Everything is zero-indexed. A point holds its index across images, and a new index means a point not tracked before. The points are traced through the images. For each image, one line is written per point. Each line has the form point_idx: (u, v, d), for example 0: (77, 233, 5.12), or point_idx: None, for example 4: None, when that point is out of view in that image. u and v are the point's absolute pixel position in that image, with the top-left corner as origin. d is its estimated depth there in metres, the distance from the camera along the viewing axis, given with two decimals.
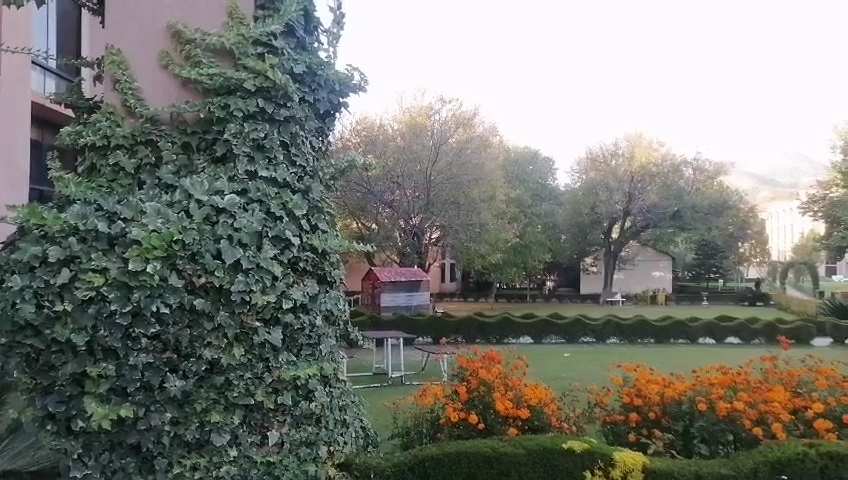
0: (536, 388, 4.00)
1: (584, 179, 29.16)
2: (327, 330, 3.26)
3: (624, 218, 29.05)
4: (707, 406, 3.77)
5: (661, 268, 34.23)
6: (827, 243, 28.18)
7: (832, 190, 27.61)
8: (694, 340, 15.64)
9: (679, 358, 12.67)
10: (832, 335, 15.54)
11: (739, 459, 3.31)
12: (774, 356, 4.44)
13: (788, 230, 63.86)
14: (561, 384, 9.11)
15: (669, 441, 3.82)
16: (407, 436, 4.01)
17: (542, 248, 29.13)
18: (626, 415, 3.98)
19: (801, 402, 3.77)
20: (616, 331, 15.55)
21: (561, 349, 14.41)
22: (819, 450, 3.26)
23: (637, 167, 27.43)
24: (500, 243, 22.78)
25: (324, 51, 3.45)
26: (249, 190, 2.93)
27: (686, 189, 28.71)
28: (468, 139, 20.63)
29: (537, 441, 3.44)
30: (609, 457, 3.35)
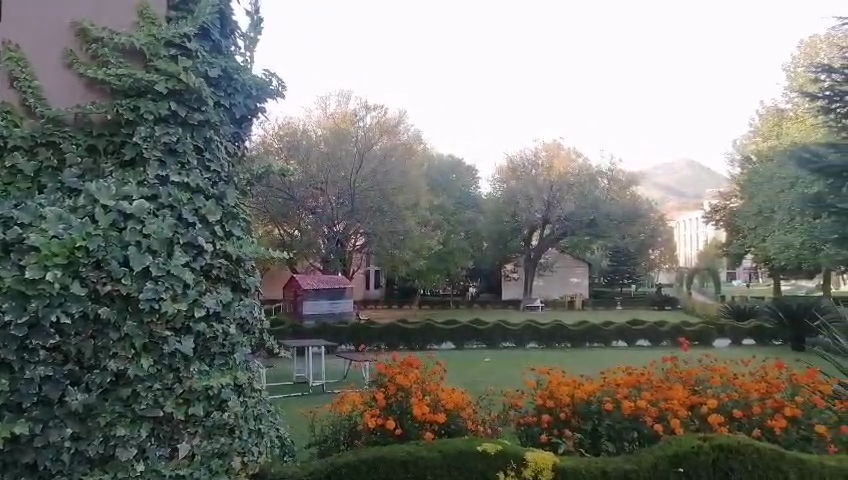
0: (453, 392, 4.09)
1: (505, 187, 29.87)
2: (241, 338, 3.19)
3: (543, 225, 29.97)
4: (614, 407, 3.97)
5: (577, 274, 35.50)
6: (727, 250, 30.12)
7: (732, 200, 29.57)
8: (607, 343, 16.31)
9: (591, 361, 13.14)
10: (731, 336, 16.61)
11: (641, 455, 3.50)
12: (674, 357, 4.71)
13: (693, 238, 67.91)
14: (479, 388, 9.30)
15: (578, 441, 3.99)
16: (325, 444, 3.98)
17: (464, 254, 29.60)
18: (538, 417, 4.12)
19: (697, 398, 4.01)
20: (535, 335, 16.01)
21: (482, 353, 14.67)
22: (713, 443, 3.47)
23: (555, 176, 28.57)
24: (424, 250, 22.98)
25: (240, 55, 3.41)
26: (160, 195, 2.84)
27: (601, 198, 29.94)
28: (393, 146, 20.68)
29: (452, 444, 3.51)
30: (521, 457, 3.45)
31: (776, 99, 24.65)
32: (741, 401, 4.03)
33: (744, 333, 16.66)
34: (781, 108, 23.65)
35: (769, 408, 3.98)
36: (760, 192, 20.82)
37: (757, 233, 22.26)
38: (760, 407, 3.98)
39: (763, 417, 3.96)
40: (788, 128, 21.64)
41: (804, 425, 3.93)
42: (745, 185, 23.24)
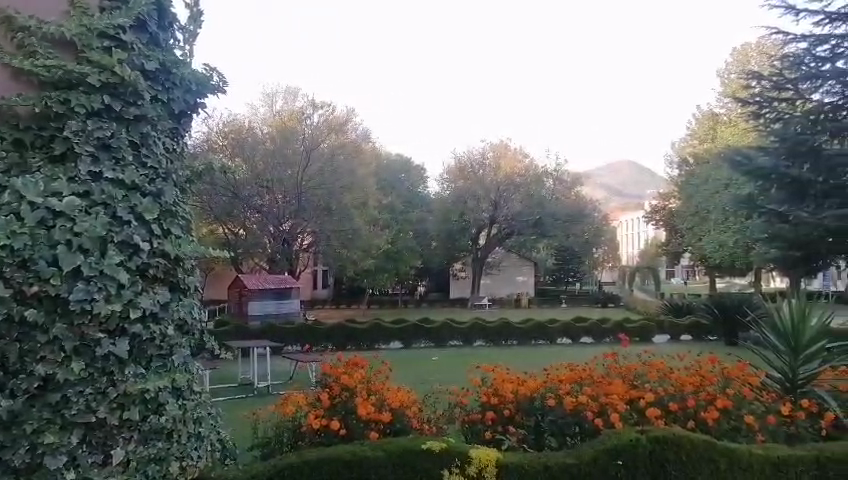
0: (398, 391, 4.10)
1: (453, 187, 30.08)
2: (180, 339, 3.09)
3: (491, 224, 30.31)
4: (556, 403, 4.05)
5: (524, 273, 36.05)
6: (667, 249, 31.15)
7: (671, 201, 30.59)
8: (552, 340, 16.60)
9: (536, 358, 13.35)
10: (670, 332, 17.17)
11: (582, 450, 3.58)
12: (613, 353, 4.85)
13: (635, 237, 70.26)
14: (426, 386, 9.34)
15: (522, 437, 4.05)
16: (268, 446, 3.89)
17: (413, 254, 29.64)
18: (482, 414, 4.17)
19: (636, 393, 4.13)
20: (482, 333, 16.16)
21: (430, 352, 14.71)
22: (649, 436, 3.57)
23: (503, 176, 29.13)
24: (372, 249, 22.90)
25: (179, 49, 3.31)
26: (93, 192, 2.74)
27: (548, 198, 30.49)
28: (340, 145, 20.48)
29: (397, 443, 3.51)
30: (465, 455, 3.48)
31: (711, 104, 25.64)
32: (676, 395, 4.18)
33: (682, 330, 17.25)
34: (716, 112, 24.64)
35: (703, 400, 4.13)
36: (697, 193, 21.61)
37: (695, 233, 23.07)
38: (695, 400, 4.13)
39: (697, 409, 4.10)
40: (722, 132, 22.54)
41: (735, 416, 4.09)
42: (684, 186, 24.06)
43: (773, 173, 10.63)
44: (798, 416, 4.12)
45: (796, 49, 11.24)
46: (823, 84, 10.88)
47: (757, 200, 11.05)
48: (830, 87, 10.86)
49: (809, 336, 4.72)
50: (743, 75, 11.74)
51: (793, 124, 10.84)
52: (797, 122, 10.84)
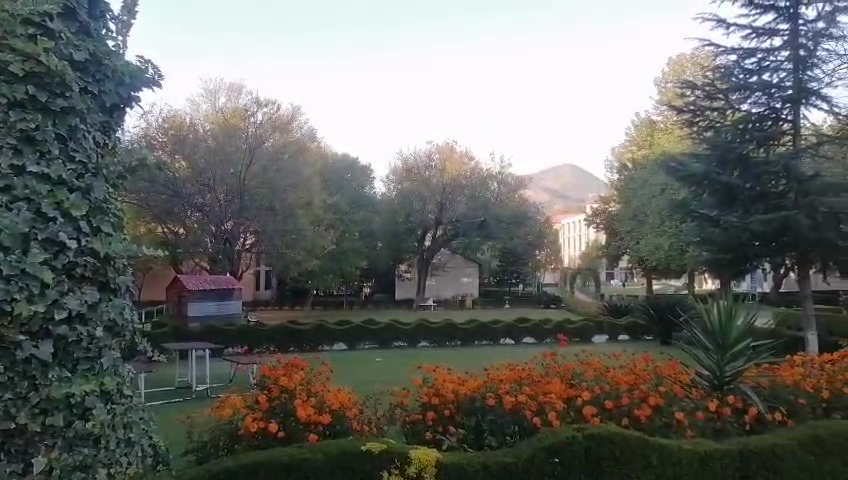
0: (338, 393, 4.07)
1: (399, 188, 30.09)
2: (109, 341, 2.97)
3: (436, 226, 30.47)
4: (496, 402, 4.10)
5: (469, 274, 36.38)
6: (606, 251, 32.05)
7: (610, 205, 31.49)
8: (495, 340, 16.80)
9: (479, 358, 13.50)
10: (609, 332, 17.64)
11: (520, 448, 3.63)
12: (552, 353, 4.96)
13: (576, 239, 72.15)
14: (368, 387, 9.31)
15: (462, 437, 4.08)
16: (203, 451, 3.79)
17: (359, 255, 29.44)
18: (423, 414, 4.18)
19: (573, 391, 4.23)
20: (426, 334, 16.20)
21: (375, 353, 14.66)
22: (585, 433, 3.65)
23: (449, 178, 29.31)
24: (317, 250, 22.66)
25: (112, 39, 3.18)
26: (15, 187, 2.60)
27: (492, 200, 30.91)
28: (285, 144, 20.19)
29: (336, 445, 3.48)
30: (405, 456, 3.48)
31: (648, 111, 26.59)
32: (611, 392, 4.30)
33: (620, 330, 17.76)
34: (654, 120, 25.54)
35: (637, 398, 4.26)
36: (635, 197, 22.32)
37: (632, 236, 23.81)
38: (629, 398, 4.25)
39: (631, 406, 4.23)
40: (659, 139, 23.36)
41: (667, 413, 4.23)
42: (623, 190, 24.80)
43: (705, 180, 11.17)
44: (725, 412, 4.30)
45: (726, 61, 11.64)
46: (752, 95, 11.38)
47: (690, 204, 11.54)
48: (757, 97, 11.34)
49: (734, 335, 4.94)
50: (677, 83, 12.09)
51: (723, 132, 11.35)
52: (727, 131, 11.35)
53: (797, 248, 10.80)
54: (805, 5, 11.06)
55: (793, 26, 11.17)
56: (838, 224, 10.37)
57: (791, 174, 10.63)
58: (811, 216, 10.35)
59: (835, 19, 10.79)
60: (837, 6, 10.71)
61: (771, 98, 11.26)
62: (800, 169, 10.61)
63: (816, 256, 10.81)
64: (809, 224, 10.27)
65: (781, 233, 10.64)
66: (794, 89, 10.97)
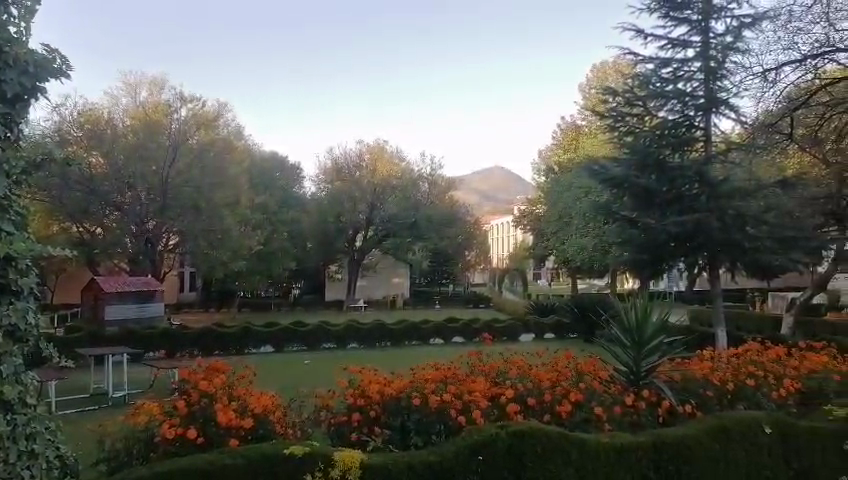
0: (261, 396, 3.99)
1: (329, 188, 29.83)
2: (11, 347, 2.79)
3: (367, 226, 30.36)
4: (421, 402, 4.12)
5: (399, 275, 36.39)
6: (533, 252, 32.88)
7: (536, 207, 32.34)
8: (425, 340, 16.88)
9: (407, 358, 13.57)
10: (535, 331, 18.07)
11: (444, 448, 3.66)
12: (477, 353, 5.05)
13: (504, 240, 73.75)
14: (292, 389, 9.20)
15: (386, 437, 4.07)
16: (116, 460, 3.66)
17: (287, 256, 28.84)
18: (349, 416, 4.15)
19: (497, 389, 4.30)
20: (355, 335, 16.09)
21: (303, 355, 14.41)
22: (508, 430, 3.72)
23: (379, 178, 29.37)
24: (244, 250, 22.21)
25: (14, 25, 2.99)
26: None
27: (423, 201, 31.13)
28: (211, 141, 19.62)
29: (258, 450, 3.40)
30: (329, 458, 3.44)
31: (573, 117, 27.47)
32: (534, 390, 4.41)
33: (546, 328, 18.20)
34: (578, 125, 26.45)
35: (558, 395, 4.38)
36: (560, 200, 23.01)
37: (558, 237, 24.48)
38: (550, 395, 4.37)
39: (553, 403, 4.34)
40: (583, 143, 24.22)
41: (587, 409, 4.35)
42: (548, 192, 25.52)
43: (625, 182, 11.76)
44: (640, 406, 4.47)
45: (644, 70, 12.16)
46: (668, 103, 11.85)
47: (612, 208, 12.31)
48: (673, 105, 11.82)
49: (650, 330, 5.15)
50: (600, 90, 12.63)
51: (642, 138, 11.90)
52: (646, 137, 11.95)
53: (709, 249, 11.41)
54: (715, 19, 11.63)
55: (704, 39, 11.69)
56: (745, 226, 11.05)
57: (705, 179, 11.28)
58: (720, 218, 10.99)
59: (741, 33, 11.31)
60: (744, 21, 11.28)
61: (685, 106, 11.76)
62: (712, 173, 11.26)
63: (725, 256, 11.47)
64: (718, 225, 10.91)
65: (694, 235, 11.23)
66: (706, 98, 11.54)
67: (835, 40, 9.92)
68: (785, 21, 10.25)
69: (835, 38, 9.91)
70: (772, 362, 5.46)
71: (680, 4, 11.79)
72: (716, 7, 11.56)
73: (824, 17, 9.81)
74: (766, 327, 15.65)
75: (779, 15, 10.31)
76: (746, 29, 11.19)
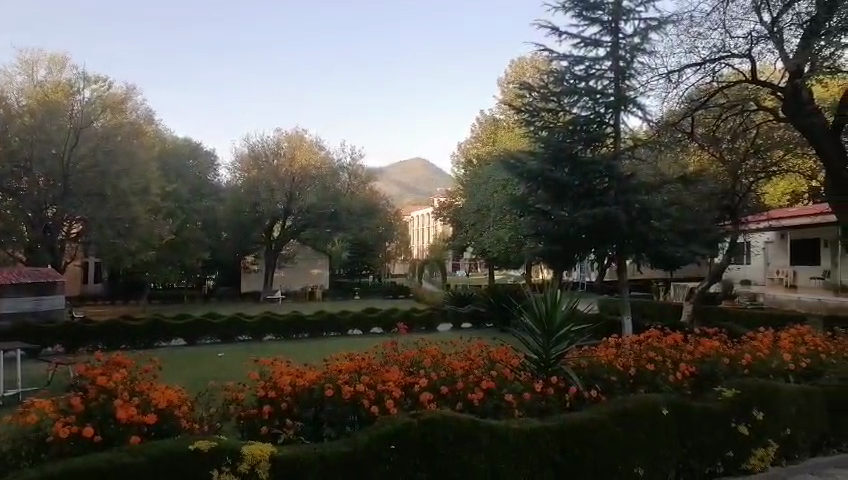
0: (165, 391, 3.85)
1: (246, 177, 29.07)
2: None
3: (285, 217, 29.78)
4: (334, 392, 4.09)
5: (318, 266, 35.85)
6: (452, 243, 33.35)
7: (456, 199, 32.81)
8: (343, 331, 16.75)
9: (323, 349, 13.46)
10: (452, 321, 18.33)
11: (357, 437, 3.66)
12: (392, 342, 5.10)
13: (424, 231, 74.86)
14: (199, 383, 8.93)
15: (299, 430, 4.02)
16: (2, 463, 3.32)
17: (201, 246, 27.78)
18: (259, 408, 4.07)
19: (410, 379, 4.34)
20: (272, 327, 15.78)
21: (215, 348, 13.96)
22: (420, 419, 3.75)
23: (298, 168, 28.92)
24: (153, 240, 21.36)
25: None
26: None
27: (342, 191, 30.84)
28: (118, 125, 18.51)
29: (163, 446, 3.27)
30: (237, 452, 3.35)
31: (492, 111, 28.00)
32: (447, 379, 4.48)
33: (463, 318, 18.50)
34: (496, 118, 27.06)
35: (471, 383, 4.47)
36: (479, 192, 23.42)
37: (475, 228, 24.93)
38: (463, 383, 4.44)
39: (465, 391, 4.42)
40: (501, 137, 24.82)
41: (498, 396, 4.44)
42: (467, 184, 25.94)
43: (539, 176, 12.14)
44: (549, 392, 4.61)
45: (559, 66, 12.47)
46: (579, 100, 12.26)
47: (529, 201, 12.64)
48: (584, 102, 12.23)
49: (560, 318, 5.32)
50: (518, 85, 12.87)
51: (555, 133, 12.28)
52: (559, 132, 12.35)
53: (616, 242, 11.94)
54: (625, 21, 12.12)
55: (614, 39, 12.16)
56: (649, 220, 11.67)
57: (613, 175, 11.77)
58: (627, 212, 11.55)
59: (648, 35, 11.83)
60: (651, 24, 11.80)
61: (596, 103, 12.20)
62: (620, 169, 11.78)
63: (632, 248, 12.04)
64: (625, 218, 11.45)
65: (603, 228, 11.73)
66: (615, 97, 12.00)
67: (731, 46, 10.55)
68: (687, 26, 10.84)
69: (731, 44, 10.54)
70: (670, 348, 5.78)
71: (592, 4, 12.22)
72: (625, 9, 12.05)
73: (721, 23, 10.41)
74: (667, 315, 16.59)
75: (682, 20, 10.88)
76: (652, 32, 11.72)
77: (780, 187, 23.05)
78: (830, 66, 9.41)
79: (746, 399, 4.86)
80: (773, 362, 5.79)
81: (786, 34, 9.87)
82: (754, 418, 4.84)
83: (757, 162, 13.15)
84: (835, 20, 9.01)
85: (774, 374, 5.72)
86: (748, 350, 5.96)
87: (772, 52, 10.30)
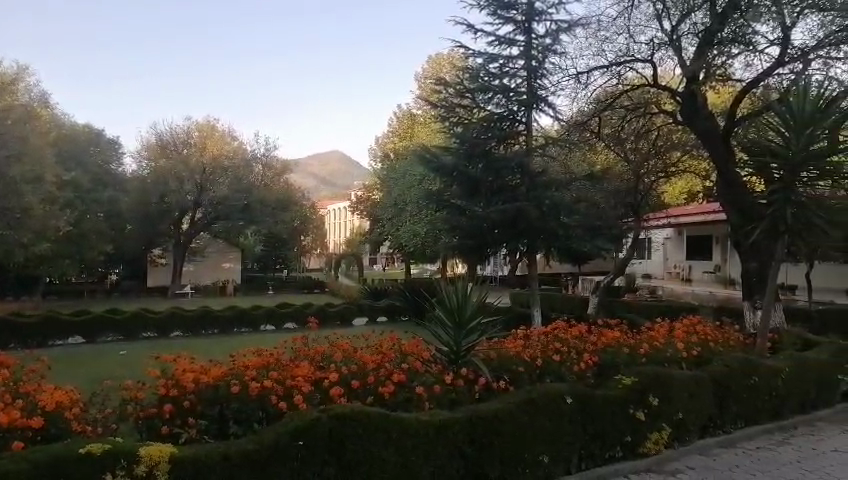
0: (55, 392, 3.62)
1: (153, 166, 27.78)
2: None
3: (195, 209, 28.68)
4: (239, 389, 3.98)
5: (230, 260, 34.71)
6: (369, 237, 33.23)
7: (372, 193, 32.72)
8: (255, 327, 16.28)
9: (233, 345, 13.05)
10: (369, 315, 18.26)
11: (264, 434, 3.56)
12: (302, 337, 5.05)
13: (342, 226, 74.27)
14: (91, 383, 8.45)
15: (201, 428, 3.86)
16: None
17: (103, 239, 26.24)
18: (160, 408, 3.86)
19: (321, 374, 4.29)
20: (180, 323, 15.16)
21: (116, 346, 13.23)
22: (330, 414, 3.71)
23: (209, 158, 27.92)
24: (48, 231, 20.01)
25: None
26: None
27: (257, 184, 30.02)
28: (9, 108, 17.17)
29: (51, 451, 3.07)
30: (133, 454, 3.19)
31: (409, 105, 28.13)
32: (358, 373, 4.46)
33: (379, 312, 18.48)
34: (414, 112, 27.23)
35: (382, 376, 4.47)
36: (396, 187, 23.47)
37: (392, 223, 24.93)
38: (373, 377, 4.43)
39: (375, 384, 4.40)
40: (418, 132, 25.03)
41: (409, 389, 4.46)
42: (384, 178, 25.94)
43: (454, 171, 12.31)
44: (459, 383, 4.68)
45: (473, 63, 12.62)
46: (493, 97, 12.46)
47: (444, 196, 12.79)
48: (498, 99, 12.42)
49: (470, 310, 5.38)
50: (433, 80, 12.96)
51: (470, 129, 12.43)
52: (474, 128, 12.45)
53: (528, 237, 12.26)
54: (536, 21, 12.47)
55: (527, 38, 12.45)
56: (559, 216, 12.09)
57: (525, 171, 12.10)
58: (538, 208, 11.90)
59: (558, 37, 12.22)
60: (561, 26, 12.18)
61: (509, 101, 12.43)
62: (532, 166, 12.10)
63: (542, 244, 12.43)
64: (536, 214, 11.81)
65: (516, 222, 12.05)
66: (527, 94, 12.30)
67: (634, 50, 11.10)
68: (595, 29, 11.28)
69: (635, 49, 11.07)
70: (574, 339, 6.02)
71: (507, 4, 12.47)
72: (537, 10, 12.40)
73: (625, 28, 10.90)
74: (574, 307, 17.26)
75: (590, 23, 11.32)
76: (562, 33, 12.11)
77: (678, 187, 24.47)
78: (721, 73, 10.50)
79: (643, 386, 5.12)
80: (667, 350, 6.13)
81: (684, 42, 10.47)
82: (649, 403, 5.12)
83: (657, 163, 13.79)
84: (726, 31, 9.76)
85: (668, 362, 6.07)
86: (645, 340, 6.29)
87: (671, 58, 10.91)
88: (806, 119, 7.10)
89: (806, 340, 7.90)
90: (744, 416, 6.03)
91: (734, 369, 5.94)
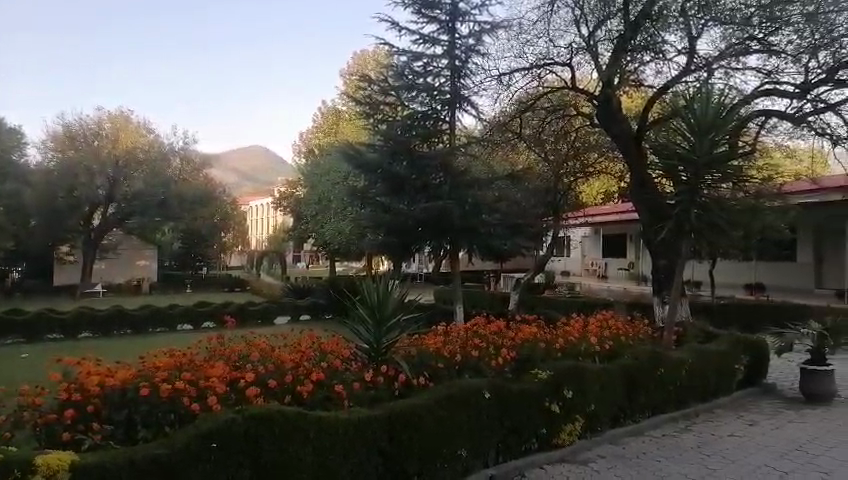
0: None
1: (60, 157, 26.21)
2: None
3: (107, 203, 27.26)
4: (150, 390, 3.81)
5: (145, 257, 33.24)
6: (292, 234, 32.64)
7: (295, 189, 32.18)
8: (171, 326, 15.68)
9: (147, 346, 12.52)
10: (290, 313, 17.96)
11: (174, 437, 3.42)
12: (218, 336, 4.91)
13: (265, 223, 72.72)
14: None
15: (107, 434, 3.67)
16: None
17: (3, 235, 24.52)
18: (60, 413, 3.65)
19: (235, 374, 4.18)
20: (88, 323, 14.39)
21: (17, 349, 12.43)
22: (245, 414, 3.61)
23: (122, 150, 26.65)
24: None
25: None
26: None
27: (174, 179, 28.84)
28: None
29: None
30: (28, 463, 3.01)
31: (334, 101, 27.84)
32: (275, 372, 4.36)
33: (302, 309, 18.20)
34: (339, 109, 27.01)
35: (300, 375, 4.40)
36: (320, 183, 23.20)
37: (316, 220, 24.62)
38: (291, 377, 4.36)
39: (293, 384, 4.32)
40: (343, 129, 24.84)
41: (327, 388, 4.42)
42: (308, 174, 25.56)
43: (378, 169, 12.53)
44: (378, 381, 4.68)
45: (398, 61, 12.68)
46: (417, 95, 12.58)
47: (368, 193, 12.84)
48: (422, 98, 12.53)
49: (391, 307, 5.37)
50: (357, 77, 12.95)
51: (394, 126, 12.49)
52: (397, 125, 12.48)
53: (451, 235, 12.42)
54: (460, 22, 12.61)
55: (451, 38, 12.61)
56: (480, 215, 12.32)
57: (448, 170, 12.24)
58: (460, 206, 12.07)
59: (481, 38, 12.42)
60: (484, 27, 12.38)
61: (433, 100, 12.54)
62: (454, 164, 12.25)
63: (464, 242, 12.63)
64: (458, 212, 11.98)
65: (439, 221, 12.16)
66: (451, 94, 12.46)
67: (553, 54, 11.42)
68: (516, 32, 11.53)
69: (554, 53, 11.41)
70: (493, 334, 6.15)
71: (431, 3, 12.56)
72: (461, 11, 12.54)
73: (545, 32, 11.20)
74: (496, 304, 17.59)
75: (511, 26, 11.57)
76: (485, 34, 12.32)
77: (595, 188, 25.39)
78: (635, 79, 11.08)
79: (558, 380, 5.29)
80: (581, 345, 6.36)
81: (601, 48, 10.92)
82: (564, 396, 5.29)
83: (575, 164, 14.24)
84: (639, 38, 10.18)
85: (582, 356, 6.30)
86: (560, 336, 6.50)
87: (588, 63, 11.32)
88: (710, 119, 7.48)
89: (707, 333, 8.39)
90: (651, 406, 6.34)
91: (642, 363, 6.23)
